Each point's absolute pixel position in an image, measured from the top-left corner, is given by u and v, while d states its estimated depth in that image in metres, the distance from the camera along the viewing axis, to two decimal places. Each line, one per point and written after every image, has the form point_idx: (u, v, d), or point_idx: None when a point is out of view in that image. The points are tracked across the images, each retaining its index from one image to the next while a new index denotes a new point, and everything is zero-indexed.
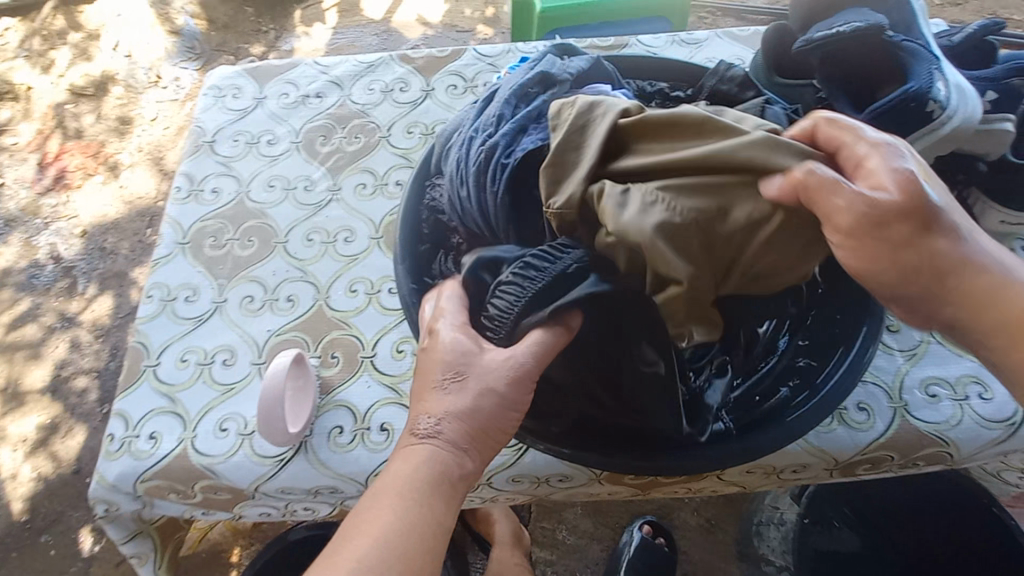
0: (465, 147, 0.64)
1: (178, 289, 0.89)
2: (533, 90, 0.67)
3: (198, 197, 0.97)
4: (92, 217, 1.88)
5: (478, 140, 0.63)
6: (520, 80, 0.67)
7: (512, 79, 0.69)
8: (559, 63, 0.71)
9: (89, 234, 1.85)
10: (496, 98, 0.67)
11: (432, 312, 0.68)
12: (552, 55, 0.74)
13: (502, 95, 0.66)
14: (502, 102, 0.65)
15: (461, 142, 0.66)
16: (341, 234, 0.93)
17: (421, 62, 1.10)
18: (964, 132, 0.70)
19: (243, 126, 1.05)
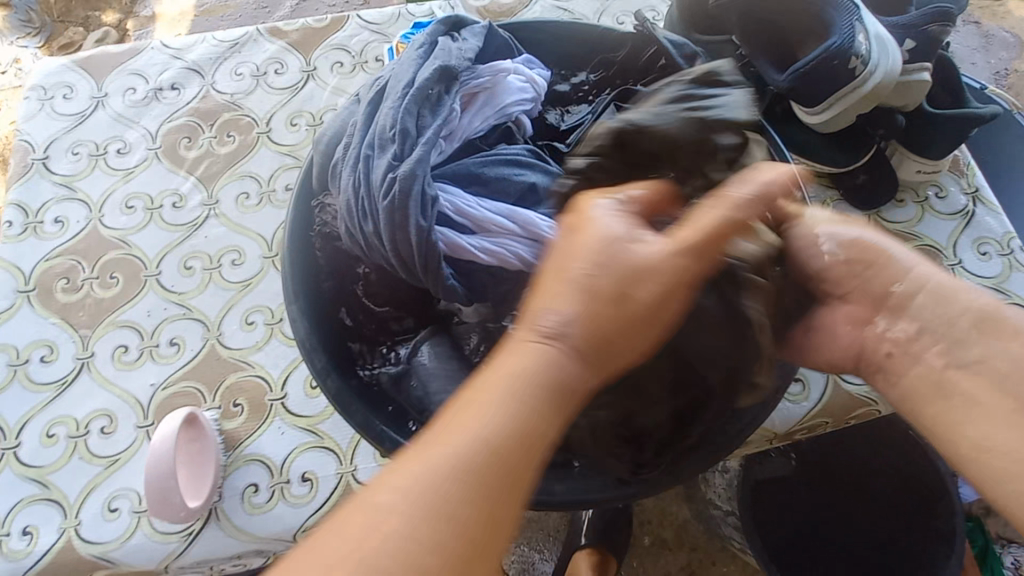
0: (364, 173, 0.53)
1: (30, 348, 0.74)
2: (434, 91, 0.56)
3: (36, 231, 0.80)
4: None
5: (378, 162, 0.52)
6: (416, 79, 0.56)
7: (405, 73, 0.57)
8: (455, 48, 0.59)
9: None
10: (388, 103, 0.55)
11: (342, 357, 0.60)
12: (443, 34, 0.62)
13: (403, 103, 0.54)
14: (402, 110, 0.54)
15: (355, 163, 0.54)
16: (226, 256, 0.80)
17: (296, 36, 0.94)
18: (884, 88, 0.69)
19: (84, 134, 0.86)
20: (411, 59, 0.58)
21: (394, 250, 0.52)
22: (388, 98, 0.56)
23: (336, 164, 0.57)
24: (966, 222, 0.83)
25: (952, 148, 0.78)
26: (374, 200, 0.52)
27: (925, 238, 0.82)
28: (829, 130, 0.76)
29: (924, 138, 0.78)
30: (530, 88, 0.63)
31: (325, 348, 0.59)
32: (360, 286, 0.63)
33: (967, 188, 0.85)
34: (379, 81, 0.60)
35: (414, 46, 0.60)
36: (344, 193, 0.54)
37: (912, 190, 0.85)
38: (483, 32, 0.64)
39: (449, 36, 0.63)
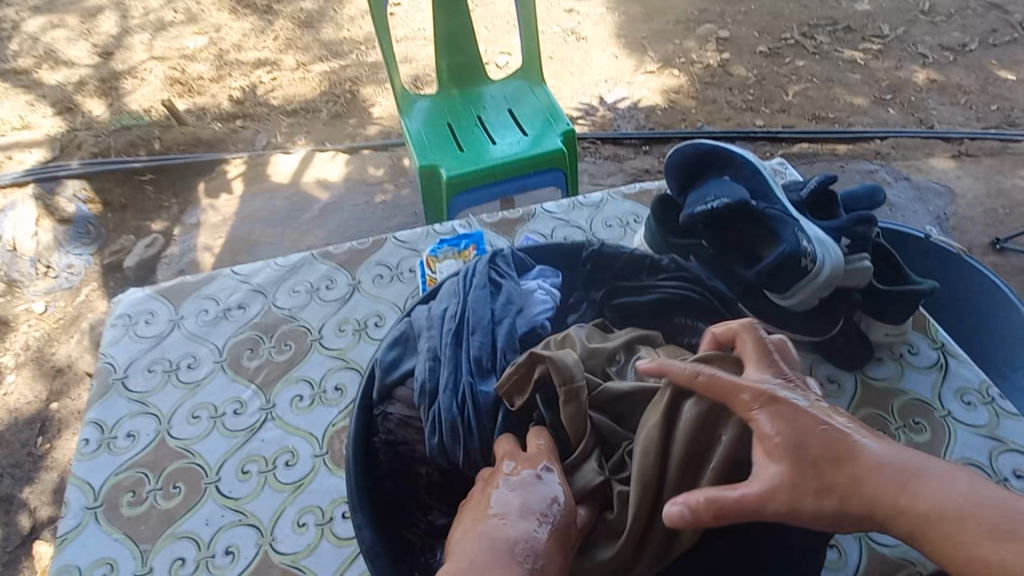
0: (472, 401, 0.65)
1: (92, 568, 0.77)
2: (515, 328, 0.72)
3: (110, 447, 0.89)
4: None
5: (483, 389, 0.66)
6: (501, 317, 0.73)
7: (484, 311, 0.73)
8: (516, 291, 0.78)
9: None
10: (481, 341, 0.70)
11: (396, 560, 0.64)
12: (493, 270, 0.80)
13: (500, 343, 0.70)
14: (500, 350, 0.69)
15: (457, 390, 0.65)
16: (281, 458, 0.88)
17: (343, 255, 1.14)
18: (836, 275, 0.85)
19: (161, 354, 1.00)
20: (479, 297, 0.74)
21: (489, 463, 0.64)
22: (475, 334, 0.70)
23: (422, 385, 0.67)
24: (943, 373, 0.95)
25: (908, 312, 0.93)
26: (484, 424, 0.64)
27: (911, 392, 0.93)
28: (804, 308, 0.90)
29: (885, 306, 0.92)
30: (550, 295, 0.82)
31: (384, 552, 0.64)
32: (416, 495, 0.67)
33: (932, 342, 0.99)
34: (450, 313, 0.74)
35: (477, 283, 0.77)
36: (445, 413, 0.64)
37: (888, 348, 0.98)
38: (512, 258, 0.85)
39: (494, 270, 0.81)
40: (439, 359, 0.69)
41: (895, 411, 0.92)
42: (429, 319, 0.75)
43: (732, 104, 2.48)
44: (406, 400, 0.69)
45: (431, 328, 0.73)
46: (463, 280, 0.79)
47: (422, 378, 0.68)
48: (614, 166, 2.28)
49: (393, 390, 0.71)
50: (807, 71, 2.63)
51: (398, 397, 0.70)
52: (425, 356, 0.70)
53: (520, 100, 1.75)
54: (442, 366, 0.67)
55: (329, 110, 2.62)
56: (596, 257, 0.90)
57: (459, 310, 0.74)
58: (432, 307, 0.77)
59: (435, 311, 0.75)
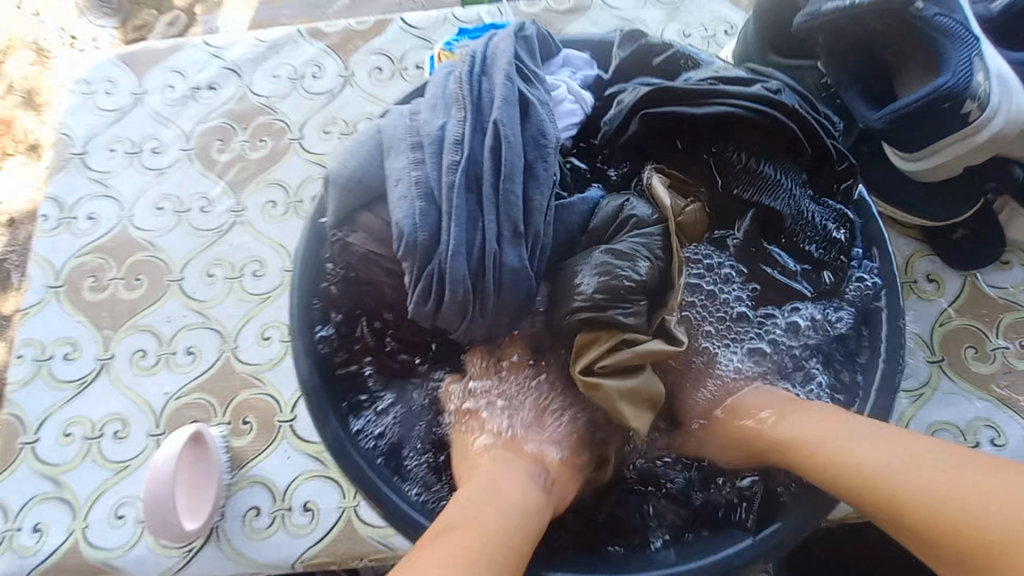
0: (481, 261, 0.52)
1: (55, 345, 0.75)
2: (538, 166, 0.55)
3: (70, 227, 0.81)
4: (21, 207, 1.78)
5: (507, 253, 0.52)
6: (522, 149, 0.54)
7: (511, 140, 0.53)
8: (548, 114, 0.57)
9: (14, 224, 1.77)
10: (490, 182, 0.52)
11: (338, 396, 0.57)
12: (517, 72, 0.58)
13: (515, 184, 0.53)
14: (514, 192, 0.53)
15: (465, 244, 0.51)
16: (248, 267, 0.79)
17: (337, 38, 0.91)
18: (1005, 137, 0.57)
19: (121, 132, 0.86)
20: (489, 114, 0.54)
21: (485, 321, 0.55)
22: (486, 173, 0.52)
23: (405, 229, 0.51)
24: None
25: None
26: (490, 293, 0.53)
27: None
28: (932, 179, 0.63)
29: None
30: (578, 108, 0.63)
31: (338, 396, 0.57)
32: (373, 326, 0.60)
33: None
34: (449, 129, 0.54)
35: (490, 92, 0.55)
36: (450, 279, 0.51)
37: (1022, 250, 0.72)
38: (532, 52, 0.62)
39: (519, 74, 0.58)
40: (432, 198, 0.52)
41: (1000, 327, 0.69)
42: (419, 137, 0.54)
43: None
44: (371, 231, 0.55)
45: (415, 148, 0.54)
46: (466, 76, 0.57)
47: (406, 221, 0.51)
48: None
49: (356, 217, 0.56)
50: None
51: (361, 226, 0.56)
52: (409, 189, 0.52)
53: None
54: (445, 219, 0.51)
55: None
56: (637, 54, 0.64)
57: (465, 130, 0.53)
58: (419, 116, 0.56)
59: (425, 123, 0.55)
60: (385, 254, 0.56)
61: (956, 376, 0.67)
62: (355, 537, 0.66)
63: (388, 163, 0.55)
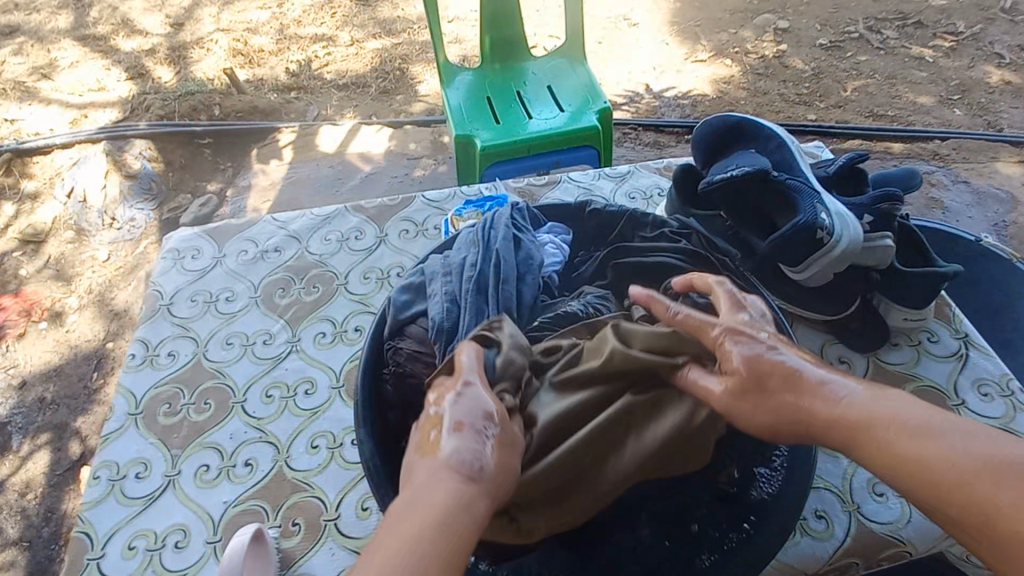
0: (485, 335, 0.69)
1: (129, 465, 0.87)
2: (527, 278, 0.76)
3: (153, 363, 0.98)
4: (33, 365, 1.91)
5: None
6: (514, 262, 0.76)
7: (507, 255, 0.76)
8: (534, 246, 0.81)
9: (26, 384, 1.87)
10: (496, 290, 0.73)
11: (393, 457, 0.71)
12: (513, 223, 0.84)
13: (509, 283, 0.74)
14: (510, 290, 0.73)
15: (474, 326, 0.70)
16: (301, 386, 0.95)
17: (373, 211, 1.20)
18: (851, 251, 0.82)
19: (203, 285, 1.08)
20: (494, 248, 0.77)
21: None
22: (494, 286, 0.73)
23: (436, 324, 0.71)
24: (962, 363, 0.91)
25: (928, 299, 0.89)
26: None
27: (925, 379, 0.90)
28: (818, 284, 0.88)
29: (901, 290, 0.89)
30: (560, 253, 0.87)
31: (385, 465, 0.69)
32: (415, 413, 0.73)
33: (955, 332, 0.95)
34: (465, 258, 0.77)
35: (496, 234, 0.79)
36: None
37: (906, 334, 0.95)
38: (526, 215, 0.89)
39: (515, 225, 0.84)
40: (456, 302, 0.73)
41: None
42: (449, 266, 0.78)
43: (783, 95, 2.31)
44: (415, 337, 0.75)
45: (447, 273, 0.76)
46: (481, 229, 0.81)
47: (439, 319, 0.72)
48: (654, 154, 2.16)
49: (404, 329, 0.76)
50: (868, 67, 2.40)
51: (409, 334, 0.76)
52: (441, 298, 0.74)
53: (561, 76, 1.75)
54: (463, 311, 0.71)
55: (378, 87, 2.70)
56: (598, 216, 0.94)
57: (477, 258, 0.76)
58: (447, 257, 0.80)
59: (453, 258, 0.78)
60: (426, 352, 0.74)
61: None
62: None
63: (427, 288, 0.77)
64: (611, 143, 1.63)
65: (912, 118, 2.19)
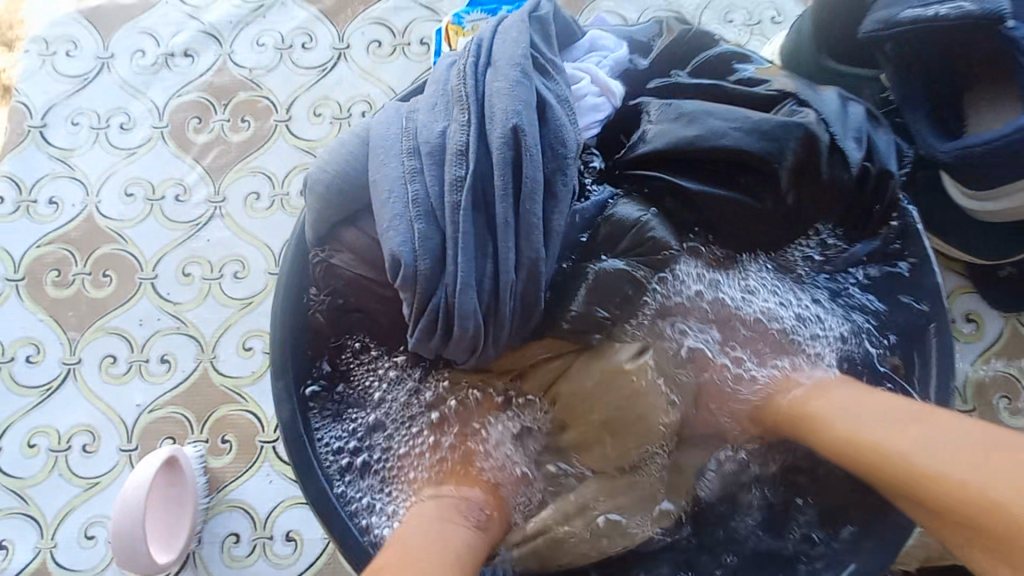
0: (490, 282, 0.44)
1: (16, 346, 0.69)
2: (556, 173, 0.46)
3: (30, 211, 0.73)
4: None
5: (529, 280, 0.45)
6: (538, 146, 0.44)
7: (527, 129, 0.44)
8: (567, 109, 0.48)
9: None
10: (504, 203, 0.44)
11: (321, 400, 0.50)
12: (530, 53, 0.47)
13: (529, 185, 0.44)
14: (529, 198, 0.44)
15: (471, 266, 0.43)
16: (228, 266, 0.72)
17: (331, 2, 0.80)
18: None
19: (86, 102, 0.76)
20: (505, 120, 0.44)
21: (492, 350, 0.47)
22: (501, 197, 0.44)
23: (402, 260, 0.43)
24: None
25: None
26: (504, 326, 0.46)
27: None
28: (994, 219, 0.58)
29: None
30: (603, 104, 0.53)
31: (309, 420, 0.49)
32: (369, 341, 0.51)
33: None
34: (446, 132, 0.45)
35: (498, 88, 0.45)
36: (458, 314, 0.44)
37: None
38: (543, 23, 0.51)
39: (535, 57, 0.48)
40: (434, 218, 0.44)
41: None
42: (417, 143, 0.46)
43: None
44: (357, 252, 0.47)
45: (414, 157, 0.45)
46: (471, 69, 0.47)
47: (404, 251, 0.43)
48: None
49: (338, 233, 0.47)
50: None
51: (347, 245, 0.47)
52: (407, 208, 0.44)
53: None
54: (448, 240, 0.43)
55: None
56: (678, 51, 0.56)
57: (469, 135, 0.44)
58: (414, 118, 0.47)
59: (425, 128, 0.46)
60: (378, 280, 0.47)
61: None
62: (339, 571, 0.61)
63: (378, 178, 0.46)
64: None
65: None
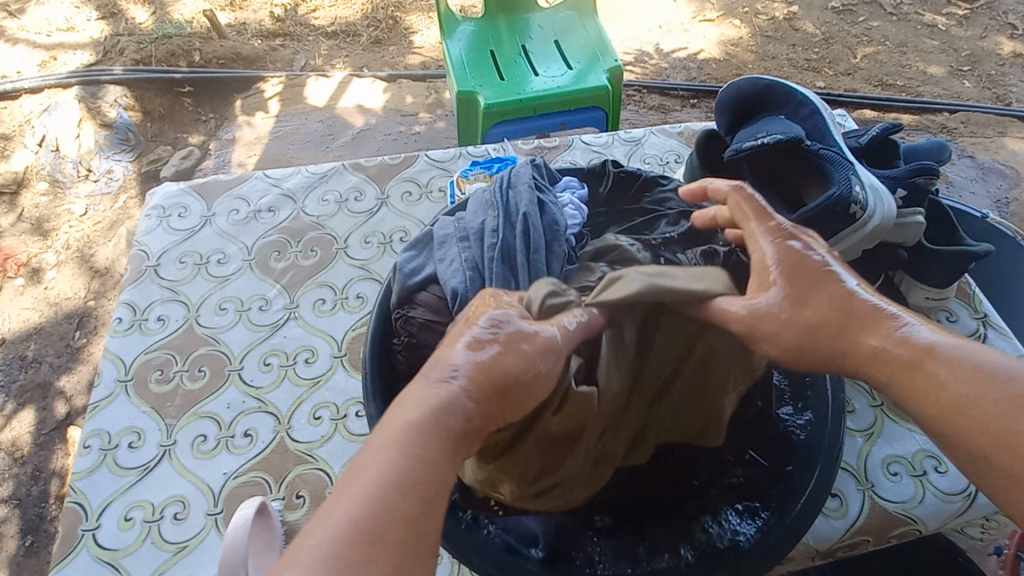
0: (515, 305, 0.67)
1: (121, 434, 0.82)
2: (555, 243, 0.72)
3: (142, 328, 0.92)
4: (11, 325, 1.77)
5: None
6: (541, 226, 0.71)
7: (534, 217, 0.71)
8: (556, 206, 0.75)
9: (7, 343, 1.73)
10: (522, 255, 0.68)
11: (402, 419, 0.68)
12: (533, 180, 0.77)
13: (538, 248, 0.69)
14: (540, 257, 0.69)
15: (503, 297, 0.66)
16: (301, 355, 0.90)
17: (374, 170, 1.13)
18: (883, 227, 0.79)
19: (192, 246, 1.01)
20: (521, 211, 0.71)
21: None
22: (521, 252, 0.68)
23: (459, 291, 0.66)
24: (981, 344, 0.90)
25: (954, 278, 0.87)
26: None
27: None
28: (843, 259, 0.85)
29: (925, 270, 0.87)
30: (578, 212, 0.81)
31: None
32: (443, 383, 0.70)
33: (975, 313, 0.94)
34: (483, 224, 0.72)
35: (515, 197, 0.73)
36: None
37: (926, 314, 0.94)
38: (536, 167, 0.82)
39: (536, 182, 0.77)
40: (479, 270, 0.68)
41: None
42: (466, 232, 0.72)
43: (792, 61, 2.21)
44: (428, 305, 0.69)
45: (464, 240, 0.71)
46: (498, 190, 0.75)
47: (460, 286, 0.66)
48: (659, 118, 2.07)
49: (414, 295, 0.70)
50: (880, 32, 2.29)
51: (419, 302, 0.70)
52: (462, 266, 0.68)
53: (569, 31, 1.63)
54: (489, 283, 0.66)
55: (369, 36, 2.53)
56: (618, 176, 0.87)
57: (500, 224, 0.70)
58: (462, 219, 0.74)
59: (470, 222, 0.72)
60: (442, 320, 0.68)
61: (897, 417, 0.83)
62: None
63: (439, 253, 0.71)
64: (620, 106, 1.54)
65: (919, 88, 2.10)
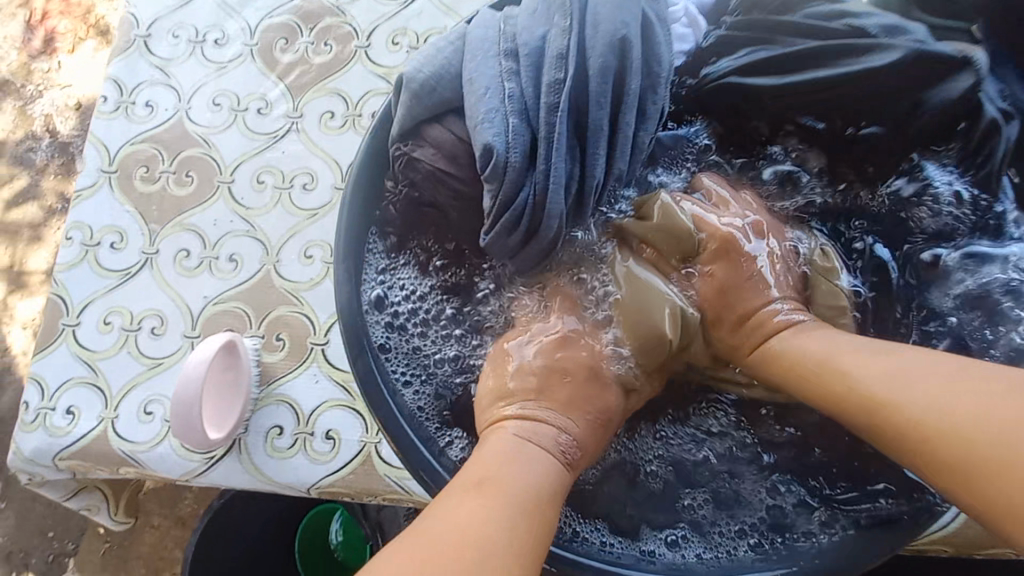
0: (576, 176, 0.45)
1: (103, 232, 0.74)
2: (652, 88, 0.46)
3: (128, 112, 0.78)
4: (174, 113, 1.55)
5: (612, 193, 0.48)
6: (640, 56, 0.45)
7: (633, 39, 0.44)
8: (664, 25, 0.48)
9: None
10: (601, 109, 0.44)
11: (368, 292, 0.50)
12: None
13: (628, 91, 0.45)
14: (627, 107, 0.45)
15: (562, 164, 0.44)
16: (299, 179, 0.75)
17: None
18: None
19: (187, 16, 0.81)
20: (615, 30, 0.44)
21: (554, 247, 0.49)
22: (598, 103, 0.44)
23: (494, 149, 0.43)
24: None
25: None
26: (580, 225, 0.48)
27: None
28: None
29: None
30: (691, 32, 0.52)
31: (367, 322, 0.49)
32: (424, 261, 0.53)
33: None
34: (546, 36, 0.45)
35: None
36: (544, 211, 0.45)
37: None
38: None
39: None
40: (528, 115, 0.44)
41: None
42: (514, 44, 0.46)
43: None
44: (441, 148, 0.48)
45: (510, 56, 0.45)
46: None
47: (498, 142, 0.43)
48: None
49: (422, 129, 0.48)
50: None
51: (430, 143, 0.48)
52: (503, 103, 0.44)
53: None
54: (543, 140, 0.44)
55: None
56: None
57: (571, 42, 0.44)
58: (512, 18, 0.47)
59: (525, 29, 0.46)
60: (456, 174, 0.49)
61: None
62: (372, 474, 0.63)
63: (472, 72, 0.46)
64: None
65: None
